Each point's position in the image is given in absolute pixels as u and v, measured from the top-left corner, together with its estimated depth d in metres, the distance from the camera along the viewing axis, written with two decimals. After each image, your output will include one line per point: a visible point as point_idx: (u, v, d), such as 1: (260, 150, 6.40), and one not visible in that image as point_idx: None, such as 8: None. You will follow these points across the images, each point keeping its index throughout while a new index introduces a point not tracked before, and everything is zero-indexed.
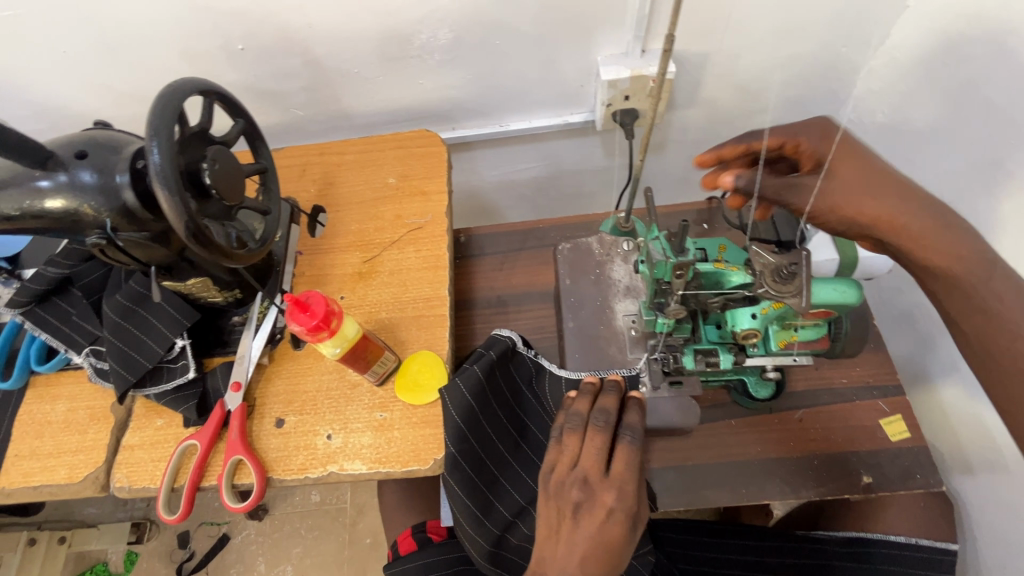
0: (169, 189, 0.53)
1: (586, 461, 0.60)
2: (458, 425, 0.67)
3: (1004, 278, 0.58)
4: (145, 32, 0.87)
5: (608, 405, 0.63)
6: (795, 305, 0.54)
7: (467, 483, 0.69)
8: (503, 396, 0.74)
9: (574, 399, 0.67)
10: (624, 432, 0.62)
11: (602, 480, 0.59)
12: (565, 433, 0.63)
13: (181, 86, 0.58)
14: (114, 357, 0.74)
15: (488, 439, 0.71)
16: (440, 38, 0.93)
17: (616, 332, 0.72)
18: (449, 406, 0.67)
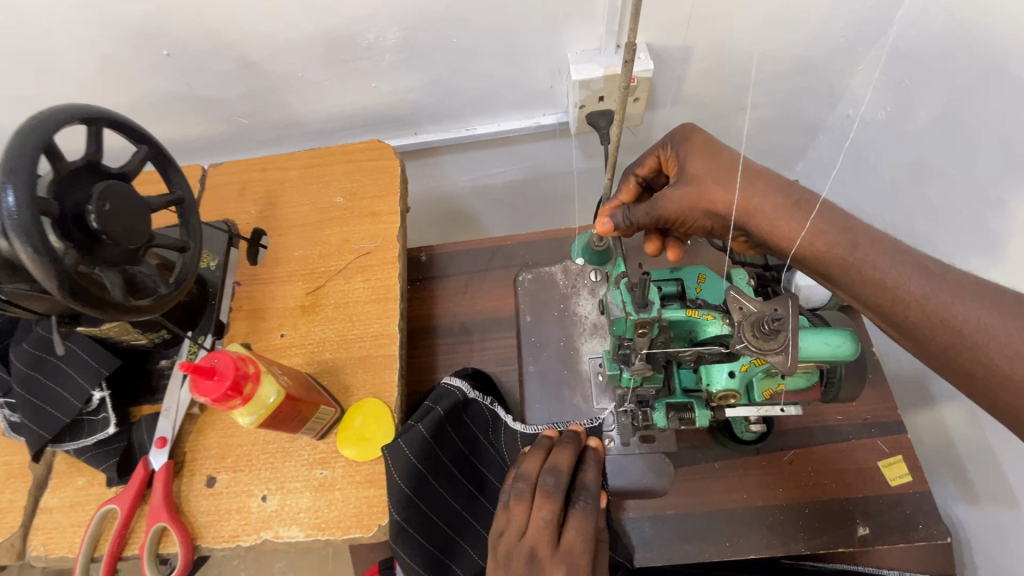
0: (32, 243, 0.44)
1: (534, 530, 0.57)
2: (403, 489, 0.61)
3: (872, 244, 0.51)
4: (53, 38, 0.76)
5: (560, 466, 0.60)
6: (780, 364, 0.46)
7: (418, 549, 0.62)
8: (455, 450, 0.68)
9: (524, 456, 0.64)
10: (579, 496, 0.60)
11: (551, 554, 0.56)
12: (512, 497, 0.60)
13: (52, 115, 0.49)
14: (24, 412, 0.66)
15: (439, 498, 0.65)
16: (391, 37, 0.82)
17: (580, 376, 0.78)
18: (391, 469, 0.61)
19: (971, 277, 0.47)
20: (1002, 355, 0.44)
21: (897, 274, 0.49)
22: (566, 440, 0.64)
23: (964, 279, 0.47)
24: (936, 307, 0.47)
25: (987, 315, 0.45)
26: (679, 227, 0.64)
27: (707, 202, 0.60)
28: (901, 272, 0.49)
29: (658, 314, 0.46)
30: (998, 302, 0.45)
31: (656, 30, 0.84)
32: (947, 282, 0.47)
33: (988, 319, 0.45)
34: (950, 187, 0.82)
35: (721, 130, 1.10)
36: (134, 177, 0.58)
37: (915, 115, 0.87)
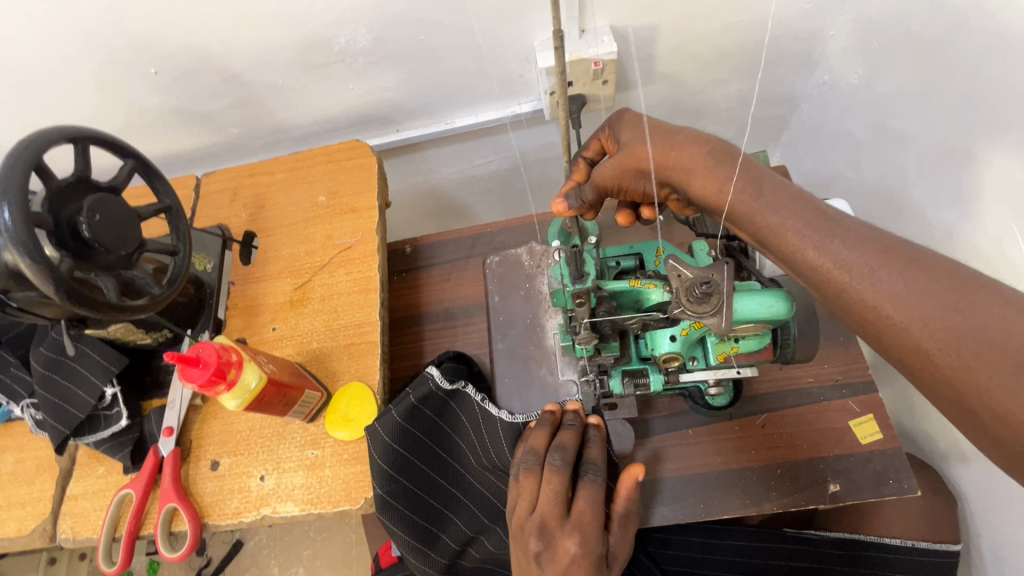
0: (28, 254, 0.50)
1: (545, 503, 0.60)
2: (383, 469, 0.65)
3: (775, 194, 0.53)
4: (54, 68, 0.83)
5: (565, 443, 0.63)
6: (715, 326, 0.49)
7: (403, 519, 0.67)
8: (435, 432, 0.70)
9: (531, 433, 0.66)
10: (587, 469, 0.62)
11: (561, 524, 0.59)
12: (523, 472, 0.63)
13: (41, 138, 0.54)
14: (47, 409, 0.73)
15: (422, 474, 0.69)
16: (361, 40, 0.86)
17: (546, 351, 0.78)
18: (372, 451, 0.65)
19: (864, 224, 0.49)
20: (872, 294, 0.45)
21: (793, 220, 0.51)
22: (569, 419, 0.66)
23: (857, 227, 0.49)
24: (832, 252, 0.48)
25: (875, 261, 0.46)
26: (620, 195, 0.68)
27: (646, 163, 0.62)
28: (798, 220, 0.51)
29: (593, 285, 0.50)
30: (887, 248, 0.46)
31: (617, 13, 0.86)
32: (840, 228, 0.48)
33: (865, 260, 0.46)
34: (923, 146, 0.82)
35: (699, 105, 1.10)
36: (123, 189, 0.64)
37: (886, 77, 0.86)
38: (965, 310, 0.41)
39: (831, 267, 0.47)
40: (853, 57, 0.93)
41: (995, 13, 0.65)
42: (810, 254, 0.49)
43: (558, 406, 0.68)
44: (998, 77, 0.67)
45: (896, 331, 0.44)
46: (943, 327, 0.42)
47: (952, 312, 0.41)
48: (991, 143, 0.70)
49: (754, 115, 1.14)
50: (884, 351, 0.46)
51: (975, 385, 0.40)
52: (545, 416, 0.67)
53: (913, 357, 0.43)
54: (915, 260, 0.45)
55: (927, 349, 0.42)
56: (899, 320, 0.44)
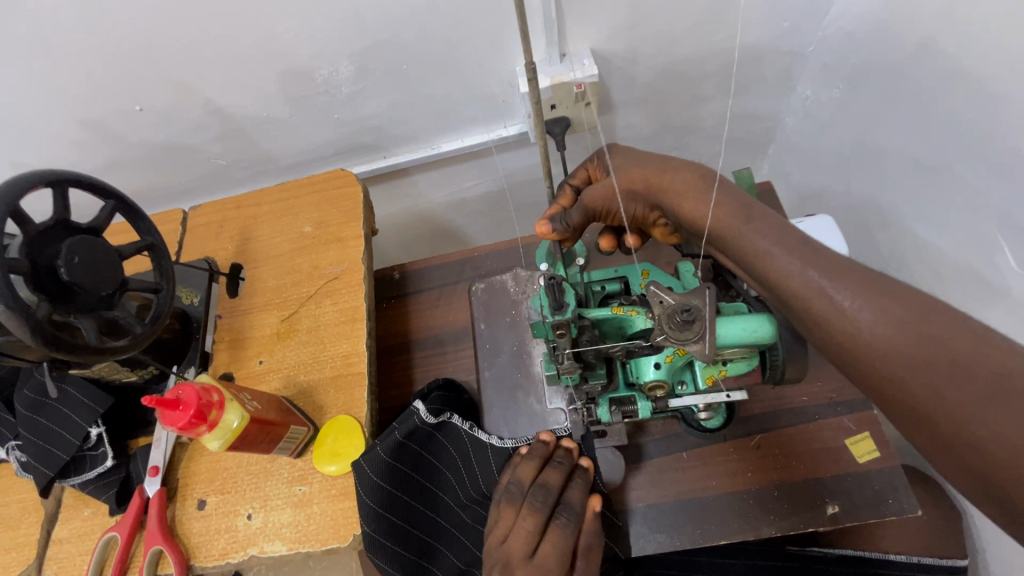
0: (3, 300, 0.50)
1: (514, 540, 0.60)
2: (372, 507, 0.64)
3: (760, 218, 0.54)
4: (41, 109, 0.84)
5: (549, 482, 0.63)
6: (698, 352, 0.48)
7: (393, 558, 0.65)
8: (423, 466, 0.69)
9: (521, 463, 0.66)
10: (562, 513, 0.61)
11: (525, 563, 0.59)
12: (503, 504, 0.64)
13: (18, 183, 0.54)
14: (31, 452, 0.72)
15: (411, 509, 0.67)
16: (343, 71, 0.87)
17: (534, 380, 0.77)
18: (358, 490, 0.63)
19: (842, 253, 0.50)
20: (848, 322, 0.46)
21: (776, 245, 0.52)
22: (561, 458, 0.65)
23: (833, 256, 0.50)
24: (810, 278, 0.49)
25: (849, 290, 0.47)
26: (604, 219, 0.68)
27: (634, 187, 0.63)
28: (778, 245, 0.52)
29: (574, 314, 0.50)
30: (863, 276, 0.47)
31: (597, 37, 0.87)
32: (818, 255, 0.50)
33: (843, 288, 0.47)
34: (906, 158, 0.82)
35: (685, 123, 1.11)
36: (104, 229, 0.63)
37: (866, 91, 0.87)
38: (934, 336, 0.43)
39: (810, 292, 0.49)
40: (832, 73, 0.94)
41: (967, 30, 0.66)
42: (790, 280, 0.50)
43: (552, 438, 0.68)
44: (974, 90, 0.67)
45: (870, 358, 0.45)
46: (913, 353, 0.43)
47: (920, 337, 0.43)
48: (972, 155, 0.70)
49: (739, 131, 1.15)
50: (858, 378, 0.47)
51: (947, 409, 0.41)
52: (539, 448, 0.67)
53: (888, 384, 0.45)
54: (889, 289, 0.46)
55: (898, 376, 0.43)
56: (874, 347, 0.45)
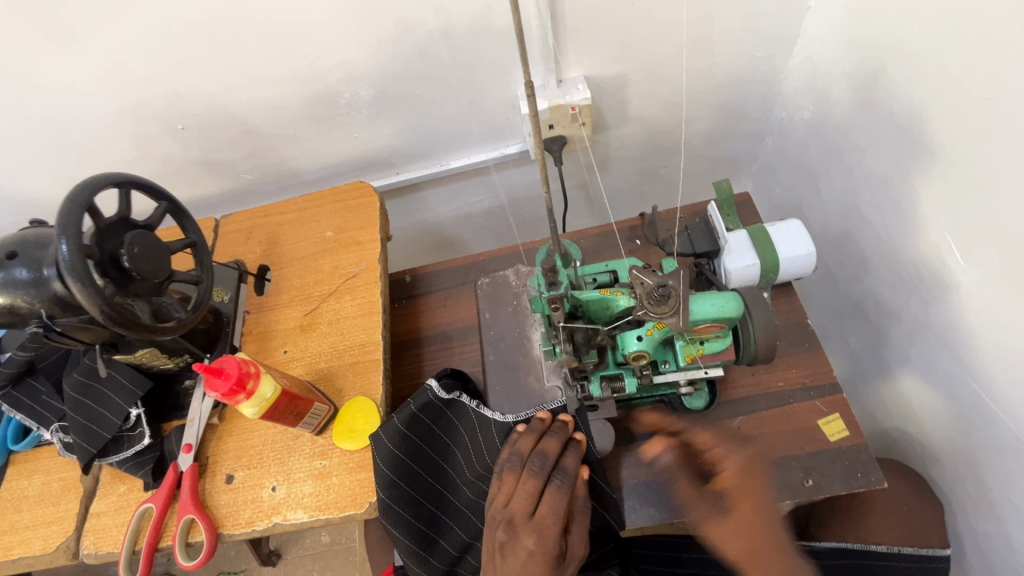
0: (79, 279, 0.58)
1: (517, 502, 0.70)
2: (388, 475, 0.71)
3: None
4: (96, 127, 0.94)
5: (547, 450, 0.72)
6: (674, 325, 0.56)
7: (405, 525, 0.72)
8: (434, 440, 0.76)
9: (519, 436, 0.75)
10: (557, 477, 0.71)
11: (526, 521, 0.68)
12: (505, 472, 0.73)
13: (93, 183, 0.63)
14: (76, 431, 0.79)
15: (422, 480, 0.74)
16: (364, 94, 0.97)
17: (534, 361, 0.85)
18: (377, 459, 0.71)
19: None
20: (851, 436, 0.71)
21: None
22: (556, 429, 0.74)
23: None
24: None
25: None
26: None
27: None
28: None
29: (565, 291, 0.58)
30: None
31: (590, 65, 0.98)
32: None
33: None
34: (867, 170, 0.91)
35: (672, 143, 1.21)
36: (157, 226, 0.72)
37: (832, 112, 0.97)
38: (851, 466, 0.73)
39: None
40: (802, 97, 1.05)
41: (911, 58, 0.76)
42: None
43: (549, 414, 0.75)
44: (918, 110, 0.77)
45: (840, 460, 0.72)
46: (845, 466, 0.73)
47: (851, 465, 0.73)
48: (918, 166, 0.79)
49: (722, 151, 1.25)
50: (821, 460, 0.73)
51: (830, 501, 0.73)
52: (536, 424, 0.75)
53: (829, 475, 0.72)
54: None
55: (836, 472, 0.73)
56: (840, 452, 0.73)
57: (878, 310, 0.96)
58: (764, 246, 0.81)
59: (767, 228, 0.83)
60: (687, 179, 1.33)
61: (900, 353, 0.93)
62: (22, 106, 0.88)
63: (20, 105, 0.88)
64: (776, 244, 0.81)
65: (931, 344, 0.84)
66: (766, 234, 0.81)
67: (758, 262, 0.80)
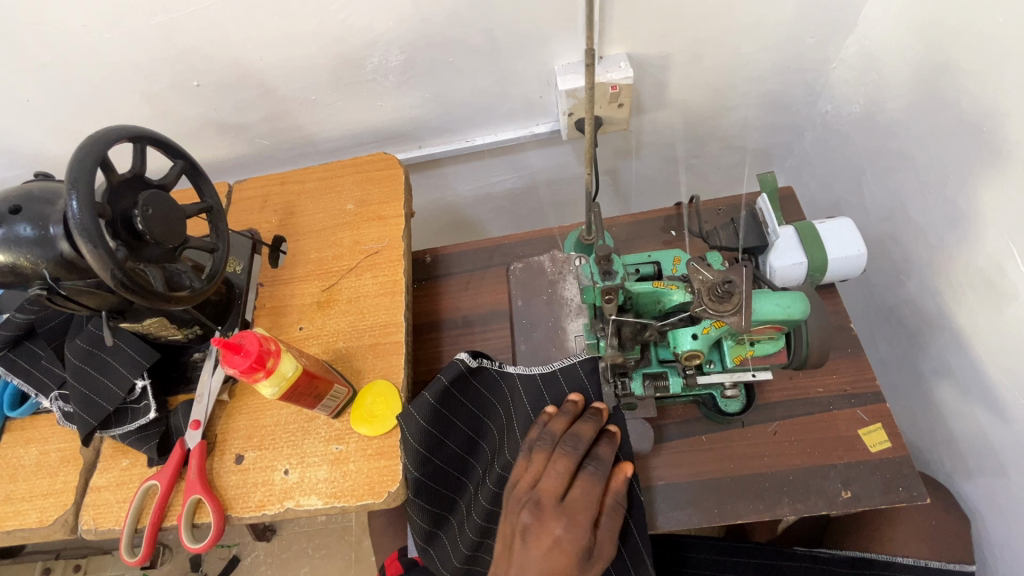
0: (90, 240, 0.53)
1: (544, 483, 0.66)
2: (417, 450, 0.69)
3: None
4: (104, 78, 0.88)
5: (581, 433, 0.68)
6: (736, 324, 0.52)
7: (431, 495, 0.70)
8: (463, 410, 0.73)
9: (552, 418, 0.71)
10: (592, 463, 0.67)
11: (554, 504, 0.65)
12: (536, 450, 0.69)
13: (107, 136, 0.58)
14: (77, 401, 0.75)
15: (453, 455, 0.72)
16: (393, 59, 0.91)
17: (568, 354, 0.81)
18: (405, 433, 0.68)
19: None
20: None
21: None
22: (591, 413, 0.70)
23: None
24: None
25: None
26: None
27: None
28: None
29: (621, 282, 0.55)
30: None
31: (634, 42, 0.92)
32: None
33: None
34: (921, 170, 0.87)
35: (707, 131, 1.15)
36: (172, 187, 0.67)
37: (887, 107, 0.92)
38: None
39: None
40: (852, 91, 1.00)
41: (987, 53, 0.71)
42: None
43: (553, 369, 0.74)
44: (991, 107, 0.72)
45: None
46: None
47: None
48: (984, 168, 0.75)
49: (758, 143, 1.20)
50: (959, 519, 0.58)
51: None
52: (569, 406, 0.71)
53: None
54: None
55: None
56: None
57: (917, 318, 0.92)
58: (813, 245, 0.76)
59: (816, 225, 0.79)
60: (717, 171, 1.28)
61: (939, 363, 0.89)
62: (28, 50, 0.82)
63: (25, 49, 0.82)
64: (826, 243, 0.76)
65: (978, 356, 0.80)
66: (814, 232, 0.76)
67: (806, 262, 0.76)
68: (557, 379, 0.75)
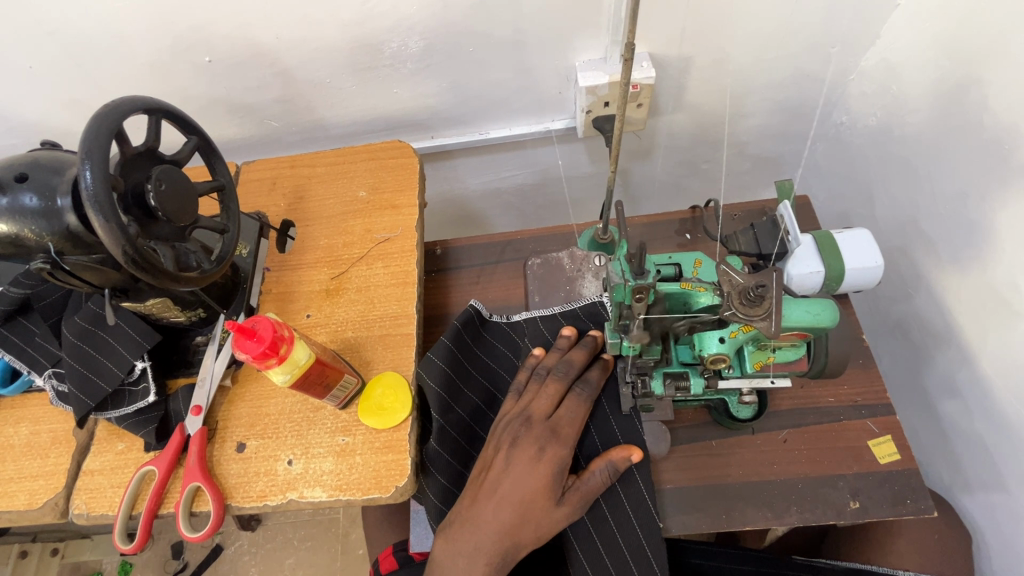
0: (102, 213, 0.51)
1: (536, 405, 0.70)
2: (439, 394, 0.73)
3: None
4: (112, 46, 0.85)
5: (574, 359, 0.72)
6: (765, 330, 0.51)
7: (453, 446, 0.74)
8: (473, 358, 0.79)
9: (545, 355, 0.76)
10: (579, 385, 0.72)
11: (543, 420, 0.69)
12: (529, 383, 0.73)
13: (122, 106, 0.56)
14: (73, 380, 0.72)
15: (473, 406, 0.77)
16: (412, 46, 0.89)
17: None
18: (425, 378, 0.74)
19: None
20: None
21: None
22: (584, 342, 0.74)
23: None
24: None
25: None
26: None
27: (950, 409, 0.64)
28: None
29: (651, 282, 0.54)
30: None
31: (658, 42, 0.91)
32: None
33: None
34: (937, 186, 0.87)
35: (721, 137, 1.15)
36: (185, 164, 0.65)
37: (905, 120, 0.92)
38: None
39: None
40: (869, 102, 1.00)
41: (1012, 70, 0.71)
42: None
43: (575, 332, 0.75)
44: (1014, 125, 0.72)
45: None
46: None
47: None
48: (1004, 185, 0.75)
49: (770, 150, 1.20)
50: None
51: None
52: (563, 342, 0.75)
53: None
54: None
55: None
56: None
57: (923, 332, 0.93)
58: (830, 253, 0.76)
59: (833, 235, 0.78)
60: (727, 177, 1.28)
61: (944, 378, 0.89)
62: (36, 13, 0.79)
63: (32, 12, 0.79)
64: (843, 252, 0.76)
65: (984, 372, 0.81)
66: (832, 242, 0.76)
67: (823, 271, 0.75)
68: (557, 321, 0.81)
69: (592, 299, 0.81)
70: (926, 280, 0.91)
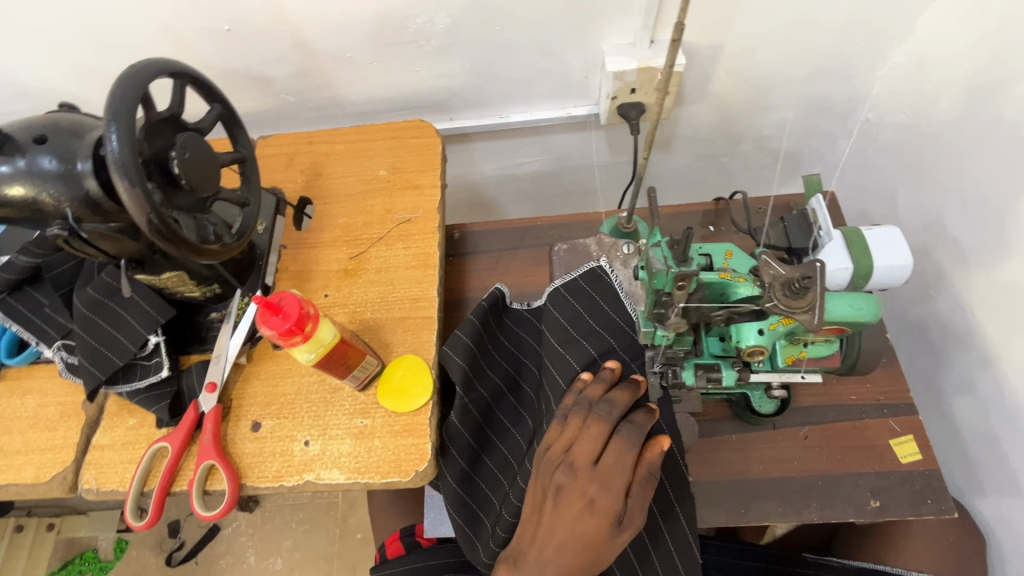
0: (128, 178, 0.49)
1: (578, 447, 0.65)
2: (463, 371, 0.72)
3: None
4: (128, 10, 0.82)
5: (615, 399, 0.67)
6: (806, 322, 0.50)
7: (474, 425, 0.72)
8: (496, 339, 0.78)
9: (588, 384, 0.71)
10: (626, 427, 0.65)
11: (589, 468, 0.63)
12: (571, 414, 0.68)
13: (148, 69, 0.54)
14: (83, 352, 0.70)
15: (495, 386, 0.76)
16: (438, 23, 0.87)
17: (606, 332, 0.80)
18: (451, 354, 0.73)
19: None
20: None
21: None
22: (603, 374, 0.71)
23: None
24: None
25: None
26: None
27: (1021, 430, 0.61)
28: None
29: (693, 271, 0.54)
30: None
31: (689, 29, 0.89)
32: None
33: None
34: (965, 187, 0.86)
35: (743, 130, 1.13)
36: (207, 133, 0.63)
37: (935, 118, 0.91)
38: None
39: None
40: (898, 99, 0.99)
41: None
42: None
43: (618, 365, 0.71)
44: None
45: None
46: None
47: None
48: None
49: (792, 146, 1.18)
50: None
51: None
52: (607, 373, 0.71)
53: None
54: None
55: None
56: None
57: (943, 333, 0.92)
58: (859, 252, 0.74)
59: (863, 232, 0.76)
60: (746, 171, 1.26)
61: (962, 380, 0.89)
62: None
63: None
64: (872, 251, 0.74)
65: (1005, 375, 0.80)
66: (861, 239, 0.74)
67: (850, 269, 0.73)
68: (584, 295, 0.77)
69: (591, 263, 0.78)
70: (949, 281, 0.90)
